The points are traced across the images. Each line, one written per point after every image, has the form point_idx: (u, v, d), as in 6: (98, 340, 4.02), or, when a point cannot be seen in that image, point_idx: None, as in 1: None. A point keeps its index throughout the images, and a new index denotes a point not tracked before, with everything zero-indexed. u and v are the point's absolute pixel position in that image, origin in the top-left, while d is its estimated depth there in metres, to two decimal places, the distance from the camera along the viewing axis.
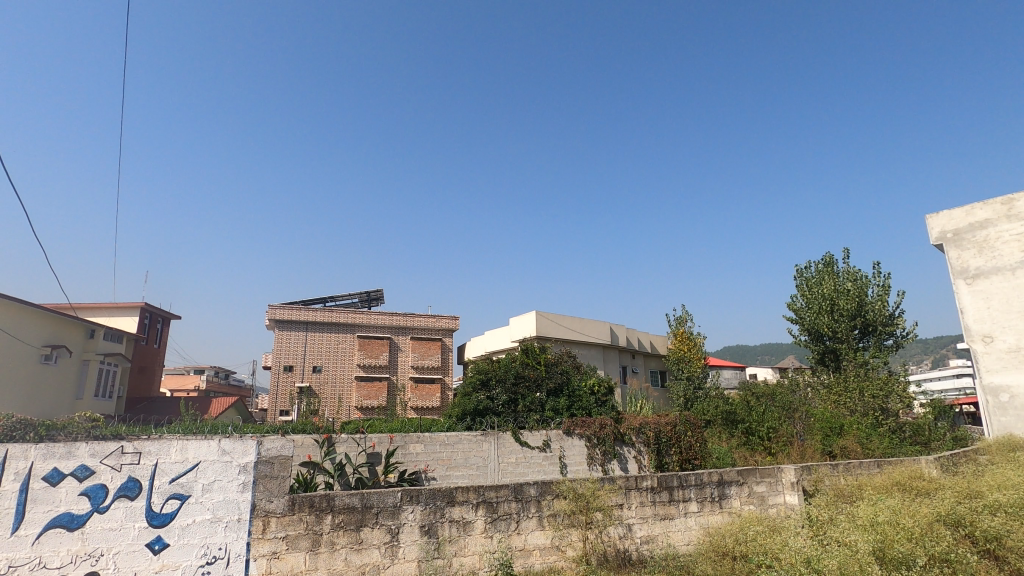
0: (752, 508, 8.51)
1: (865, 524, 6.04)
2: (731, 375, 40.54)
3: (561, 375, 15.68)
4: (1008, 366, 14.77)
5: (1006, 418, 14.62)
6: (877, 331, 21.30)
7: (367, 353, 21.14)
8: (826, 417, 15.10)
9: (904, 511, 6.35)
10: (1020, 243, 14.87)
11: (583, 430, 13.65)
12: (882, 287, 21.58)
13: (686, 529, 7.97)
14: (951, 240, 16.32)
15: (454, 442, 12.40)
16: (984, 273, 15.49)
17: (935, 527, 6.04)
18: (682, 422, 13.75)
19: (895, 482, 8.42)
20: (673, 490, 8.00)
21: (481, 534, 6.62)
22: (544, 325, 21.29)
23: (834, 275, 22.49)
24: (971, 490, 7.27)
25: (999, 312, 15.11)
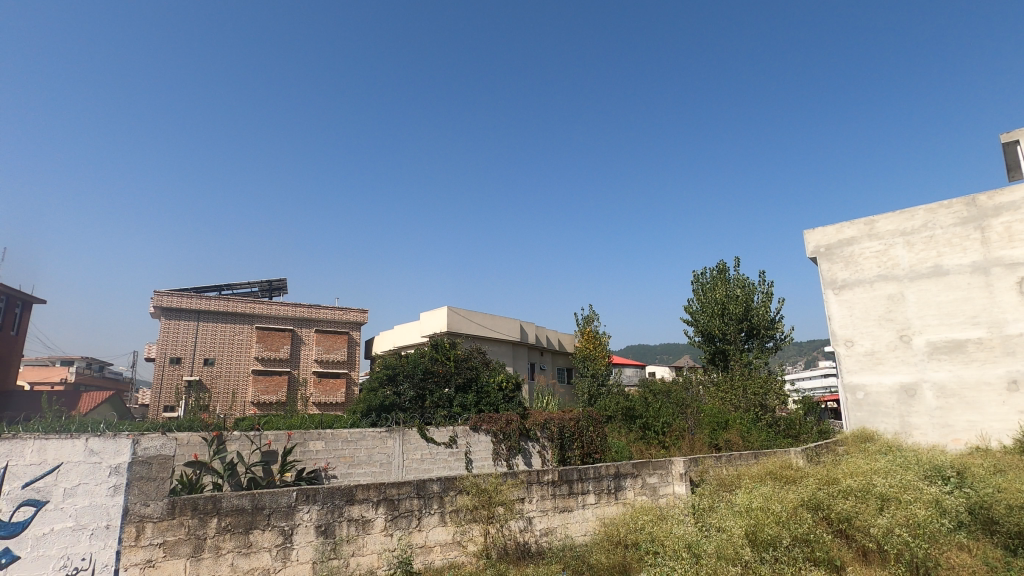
0: (644, 498, 9.03)
1: (741, 510, 6.61)
2: (632, 374, 42.76)
3: (470, 371, 15.68)
4: (865, 367, 16.72)
5: (861, 414, 16.56)
6: (760, 334, 23.28)
7: (266, 345, 19.97)
8: (713, 412, 16.31)
9: (773, 498, 7.01)
10: (878, 259, 16.91)
11: (489, 426, 13.79)
12: (766, 294, 23.63)
13: (583, 521, 8.29)
14: (824, 254, 18.18)
15: (357, 439, 12.04)
16: (849, 285, 17.40)
17: (798, 511, 6.74)
18: (585, 417, 14.43)
19: (768, 472, 9.30)
20: (573, 483, 8.28)
21: (381, 532, 6.48)
22: (456, 320, 21.20)
23: (726, 281, 24.32)
24: (830, 477, 8.22)
25: (859, 320, 17.05)
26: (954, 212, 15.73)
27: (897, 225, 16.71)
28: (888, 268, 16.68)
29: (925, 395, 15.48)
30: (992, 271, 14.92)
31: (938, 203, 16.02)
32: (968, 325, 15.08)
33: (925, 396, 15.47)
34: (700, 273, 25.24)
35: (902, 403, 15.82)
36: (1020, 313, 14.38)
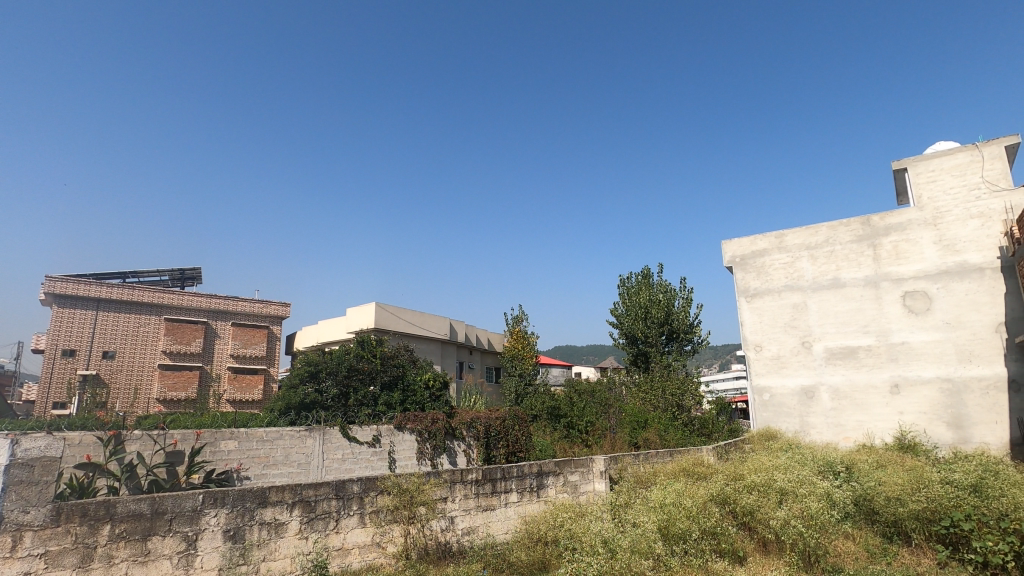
0: (565, 495, 9.22)
1: (656, 505, 6.91)
2: (559, 373, 43.69)
3: (396, 369, 15.38)
4: (771, 370, 17.91)
5: (766, 414, 17.71)
6: (679, 337, 24.42)
7: (175, 338, 18.66)
8: (634, 411, 16.93)
9: (686, 493, 7.38)
10: (786, 270, 18.19)
11: (414, 425, 13.60)
12: (686, 299, 24.81)
13: (505, 519, 8.34)
14: (739, 263, 19.26)
15: (274, 439, 11.52)
16: (760, 293, 18.57)
17: (707, 506, 7.12)
18: (510, 416, 14.50)
19: (682, 469, 9.79)
20: (496, 482, 8.32)
21: (296, 535, 6.22)
22: (383, 317, 20.75)
23: (650, 286, 25.34)
24: (737, 473, 8.77)
25: (768, 326, 18.24)
26: (852, 230, 17.23)
27: (804, 239, 18.06)
28: (794, 278, 17.99)
29: (821, 397, 16.84)
30: (881, 285, 16.48)
31: (838, 221, 17.48)
32: (860, 333, 16.56)
33: (822, 398, 16.82)
34: (626, 277, 26.14)
35: (802, 404, 17.12)
36: (903, 323, 15.98)
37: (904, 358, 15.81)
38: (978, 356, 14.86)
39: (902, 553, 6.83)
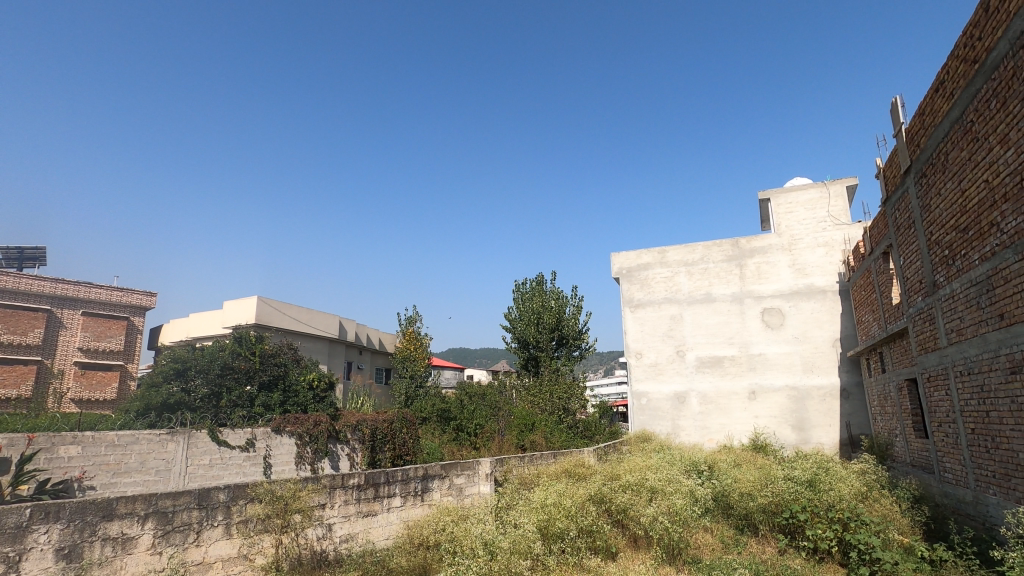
0: (450, 499, 9.17)
1: (538, 506, 7.12)
2: (451, 375, 43.58)
3: (277, 368, 14.54)
4: (649, 376, 19.11)
5: (643, 418, 18.82)
6: (568, 344, 25.41)
7: (8, 327, 16.03)
8: (522, 414, 17.27)
9: (566, 494, 7.67)
10: (666, 284, 19.58)
11: (294, 428, 12.87)
12: (576, 307, 25.86)
13: (387, 524, 8.13)
14: (625, 275, 20.34)
15: (127, 444, 10.33)
16: (643, 303, 19.79)
17: (585, 505, 7.47)
18: (398, 419, 13.96)
19: (563, 470, 10.18)
20: (379, 487, 8.10)
21: (146, 551, 5.60)
22: (266, 313, 19.43)
23: (543, 293, 26.08)
24: (614, 473, 9.30)
25: (648, 335, 19.46)
26: (723, 250, 18.97)
27: (683, 256, 19.55)
28: (672, 292, 19.42)
29: (691, 401, 18.30)
30: (745, 301, 18.33)
31: (712, 241, 19.16)
32: (726, 344, 18.26)
33: (691, 402, 18.29)
34: (521, 283, 26.70)
35: (674, 408, 18.47)
36: (761, 337, 17.88)
37: (761, 368, 17.67)
38: (818, 367, 17.00)
39: (750, 542, 7.61)
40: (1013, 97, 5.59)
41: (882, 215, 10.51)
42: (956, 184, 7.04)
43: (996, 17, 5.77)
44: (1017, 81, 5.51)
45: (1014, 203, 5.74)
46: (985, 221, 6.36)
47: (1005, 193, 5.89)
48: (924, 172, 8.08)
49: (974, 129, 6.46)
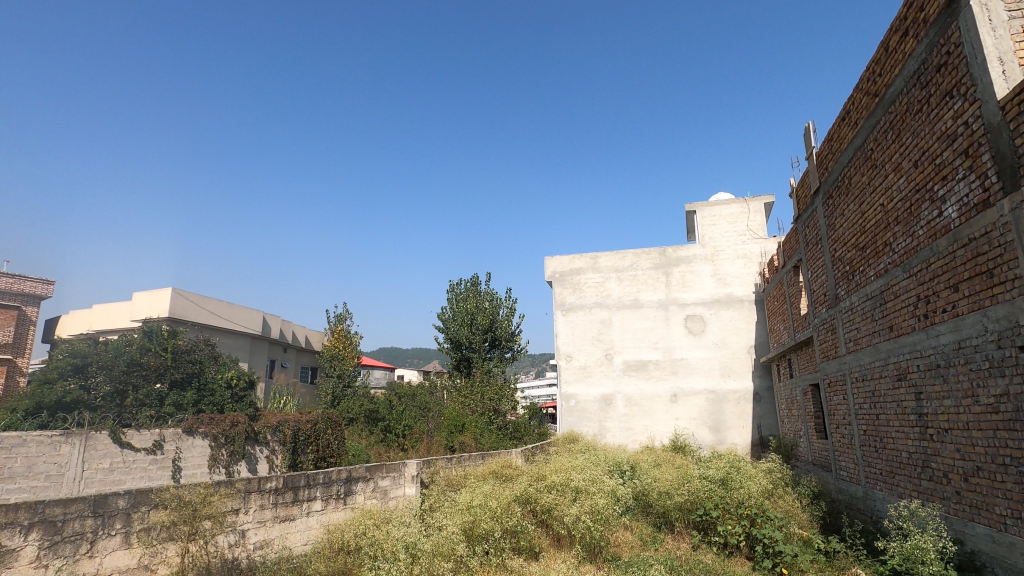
0: (374, 502, 8.97)
1: (464, 507, 7.10)
2: (381, 376, 42.66)
3: (192, 365, 13.75)
4: (578, 379, 19.52)
5: (571, 419, 19.20)
6: (501, 345, 25.55)
7: None
8: (452, 415, 17.04)
9: (492, 495, 7.68)
10: (597, 289, 20.10)
11: (208, 429, 12.09)
12: (510, 309, 26.03)
13: (306, 529, 7.82)
14: (558, 279, 20.69)
15: (12, 447, 9.45)
16: (574, 307, 20.21)
17: (511, 506, 7.51)
18: (323, 419, 13.23)
19: (491, 471, 10.20)
20: (298, 490, 7.79)
21: (30, 565, 5.10)
22: (182, 306, 18.26)
23: (478, 294, 26.08)
24: (540, 474, 9.42)
25: (578, 338, 19.89)
26: (651, 258, 19.71)
27: (614, 263, 20.15)
28: (603, 296, 19.97)
29: (617, 403, 18.88)
30: (670, 308, 19.15)
31: (641, 249, 19.87)
32: (651, 348, 18.98)
33: (617, 404, 18.87)
34: (455, 283, 26.57)
35: (601, 410, 18.98)
36: (684, 342, 18.73)
37: (683, 372, 18.50)
38: (735, 372, 18.01)
39: (666, 539, 7.96)
40: (906, 130, 6.18)
41: (794, 231, 11.30)
42: (857, 206, 7.69)
43: (894, 56, 6.36)
44: (909, 115, 6.09)
45: (904, 225, 6.33)
46: (880, 240, 6.98)
47: (897, 216, 6.49)
48: (830, 193, 8.76)
49: (873, 157, 7.08)
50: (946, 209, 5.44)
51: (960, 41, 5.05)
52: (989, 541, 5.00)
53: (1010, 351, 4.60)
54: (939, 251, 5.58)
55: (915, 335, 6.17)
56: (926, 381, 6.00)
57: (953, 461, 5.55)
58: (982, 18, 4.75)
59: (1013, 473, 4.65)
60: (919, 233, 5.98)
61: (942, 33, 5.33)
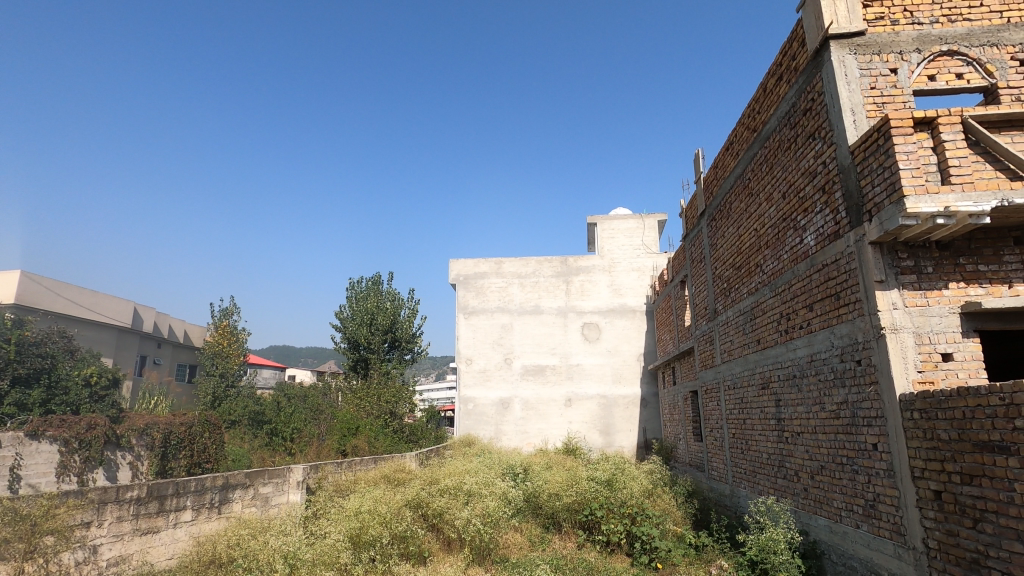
0: (253, 510, 8.39)
1: (351, 513, 6.88)
2: (269, 375, 40.12)
3: (41, 360, 12.12)
4: (477, 382, 19.56)
5: (468, 422, 19.15)
6: (401, 346, 25.02)
7: None
8: (346, 418, 15.95)
9: (381, 500, 7.49)
10: (499, 294, 20.31)
11: (58, 432, 10.66)
12: (411, 310, 25.56)
13: (172, 542, 7.12)
14: (461, 282, 20.58)
15: None
16: (476, 311, 20.24)
17: (401, 510, 7.35)
18: (199, 422, 12.42)
19: (383, 475, 9.95)
20: (165, 499, 7.11)
21: None
22: (32, 292, 16.03)
23: (379, 293, 25.40)
24: (433, 477, 9.34)
25: (479, 341, 19.95)
26: (553, 266, 20.30)
27: (517, 268, 20.45)
28: (505, 302, 20.22)
29: (514, 407, 19.19)
30: (569, 315, 19.84)
31: (544, 257, 20.40)
32: (549, 354, 19.53)
33: (514, 408, 19.18)
34: (356, 281, 25.70)
35: (498, 414, 19.16)
36: (580, 349, 19.48)
37: (578, 377, 19.23)
38: (625, 379, 19.03)
39: (554, 539, 8.20)
40: (777, 164, 6.90)
41: (682, 249, 12.19)
42: (735, 229, 8.46)
43: (770, 98, 7.08)
44: (780, 152, 6.80)
45: (772, 250, 7.05)
46: (753, 262, 7.73)
47: (767, 241, 7.23)
48: (713, 216, 9.56)
49: (750, 186, 7.82)
50: (806, 237, 6.14)
51: (822, 91, 5.74)
52: (828, 531, 5.68)
53: (850, 364, 5.28)
54: (799, 275, 6.28)
55: (778, 349, 6.89)
56: (785, 390, 6.71)
57: (803, 461, 6.25)
58: (840, 73, 5.45)
59: (848, 471, 5.34)
60: (784, 257, 6.69)
61: (809, 82, 6.02)
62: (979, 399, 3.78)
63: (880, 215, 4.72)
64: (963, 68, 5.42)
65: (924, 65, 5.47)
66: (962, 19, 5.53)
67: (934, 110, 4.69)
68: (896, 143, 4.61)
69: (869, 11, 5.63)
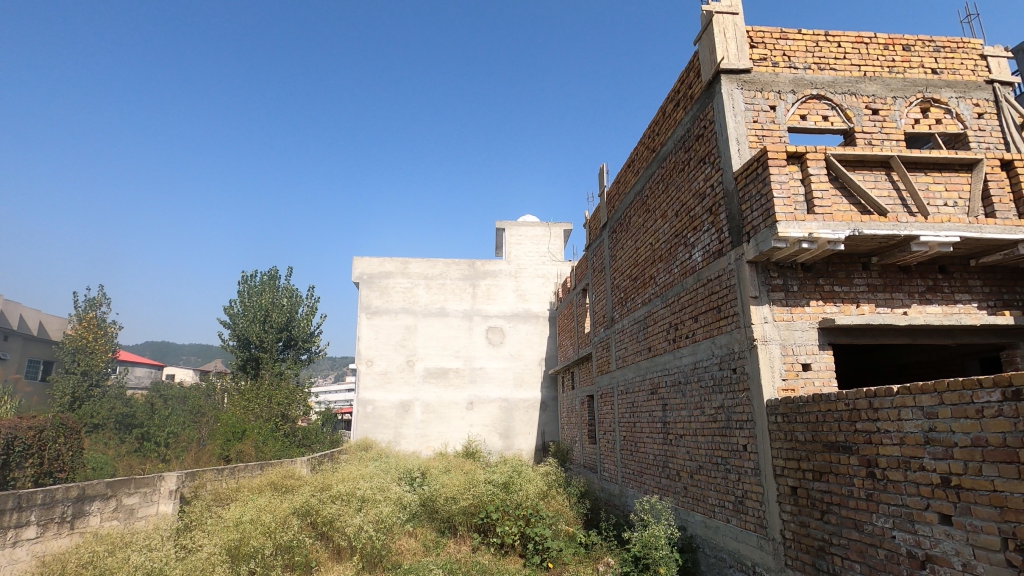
0: (114, 524, 7.56)
1: (231, 524, 6.39)
2: (143, 374, 36.43)
3: None
4: (377, 384, 18.95)
5: (366, 426, 18.45)
6: (297, 346, 23.78)
7: None
8: (232, 420, 14.83)
9: (266, 508, 7.05)
10: (404, 295, 19.86)
11: None
12: (310, 308, 24.39)
13: (10, 564, 6.18)
14: (365, 280, 19.86)
15: None
16: (380, 311, 19.61)
17: (287, 519, 6.95)
18: (52, 425, 11.05)
19: (269, 482, 9.37)
20: (4, 515, 6.15)
21: None
22: None
23: (275, 288, 23.99)
24: (325, 483, 8.95)
25: (380, 343, 19.35)
26: (460, 269, 20.27)
27: (423, 269, 20.17)
28: (409, 302, 19.82)
29: (415, 410, 18.86)
30: (474, 318, 19.90)
31: (452, 259, 20.33)
32: (452, 357, 19.45)
33: (415, 411, 18.85)
34: (249, 275, 24.09)
35: (398, 417, 18.72)
36: (484, 352, 19.60)
37: (480, 380, 19.33)
38: (526, 382, 19.43)
39: (448, 543, 8.13)
40: (672, 183, 7.39)
41: (585, 258, 12.66)
42: (633, 242, 8.94)
43: (668, 121, 7.57)
44: (675, 172, 7.29)
45: (665, 264, 7.53)
46: (647, 274, 8.21)
47: (661, 255, 7.72)
48: (614, 228, 10.04)
49: (648, 203, 8.30)
50: (694, 253, 6.63)
51: (713, 119, 6.24)
52: (702, 527, 6.15)
53: (727, 372, 5.76)
54: (687, 288, 6.75)
55: (666, 357, 7.36)
56: (671, 395, 7.18)
57: (684, 462, 6.72)
58: (728, 104, 5.95)
59: (722, 470, 5.81)
60: (675, 271, 7.17)
61: (702, 111, 6.51)
62: (829, 404, 4.27)
63: (756, 237, 5.21)
64: (829, 112, 6.11)
65: (798, 105, 6.11)
66: (829, 68, 6.26)
67: (804, 146, 5.26)
68: (773, 173, 5.11)
69: (755, 52, 6.21)
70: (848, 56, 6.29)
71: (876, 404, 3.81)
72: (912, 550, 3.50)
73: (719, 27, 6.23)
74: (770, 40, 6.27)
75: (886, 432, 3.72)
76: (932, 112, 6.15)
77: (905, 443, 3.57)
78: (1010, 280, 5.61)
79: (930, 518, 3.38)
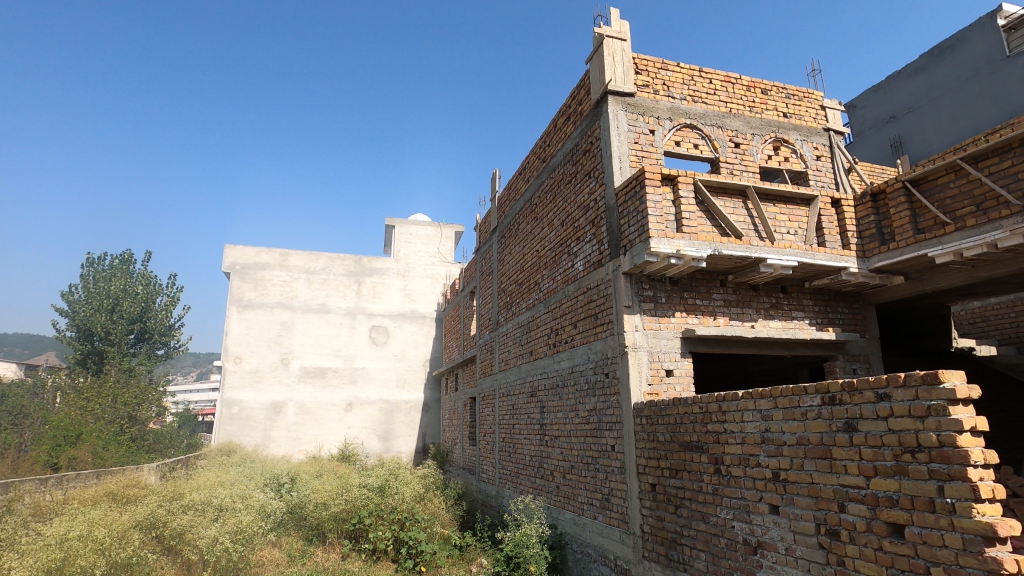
0: None
1: (54, 542, 5.54)
2: None
3: None
4: (245, 384, 17.51)
5: (230, 428, 16.96)
6: (152, 339, 21.36)
7: None
8: (64, 423, 12.89)
9: (100, 522, 6.21)
10: (282, 289, 18.61)
11: None
12: (170, 298, 22.05)
13: None
14: (237, 271, 18.26)
15: None
16: (252, 305, 18.16)
17: (127, 533, 6.19)
18: None
19: (106, 493, 8.29)
20: None
21: None
22: None
23: (128, 274, 21.37)
24: (174, 492, 8.08)
25: (251, 338, 17.92)
26: (345, 265, 19.46)
27: (304, 263, 19.08)
28: (287, 297, 18.61)
29: (287, 411, 17.73)
30: (357, 316, 19.18)
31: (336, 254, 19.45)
32: (332, 356, 18.58)
33: (287, 412, 17.72)
34: (96, 258, 21.24)
35: (267, 418, 17.46)
36: (366, 352, 18.97)
37: (360, 381, 18.67)
38: (409, 383, 19.10)
39: (316, 551, 7.70)
40: (559, 194, 7.68)
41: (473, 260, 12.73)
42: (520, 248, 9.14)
43: (558, 134, 7.86)
44: (563, 183, 7.59)
45: (549, 271, 7.80)
46: (532, 280, 8.45)
47: (545, 262, 7.98)
48: (503, 234, 10.23)
49: (536, 211, 8.55)
50: (576, 262, 6.93)
51: (599, 136, 6.57)
52: (572, 524, 6.42)
53: (600, 376, 6.08)
54: (568, 295, 7.03)
55: (546, 360, 7.60)
56: (548, 398, 7.43)
57: (558, 462, 6.97)
58: (614, 124, 6.32)
59: (591, 469, 6.12)
60: (558, 278, 7.45)
61: (590, 127, 6.84)
62: (686, 407, 4.66)
63: (631, 251, 5.58)
64: (699, 141, 6.69)
65: (673, 132, 6.63)
66: (701, 101, 6.88)
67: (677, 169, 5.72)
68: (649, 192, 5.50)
69: (639, 78, 6.65)
70: (717, 92, 6.96)
71: (724, 408, 4.23)
72: (747, 538, 3.92)
73: (609, 50, 6.59)
74: (652, 69, 6.75)
75: (731, 433, 4.14)
76: (781, 150, 6.99)
77: (746, 442, 3.99)
78: (835, 301, 6.51)
79: (762, 509, 3.81)
